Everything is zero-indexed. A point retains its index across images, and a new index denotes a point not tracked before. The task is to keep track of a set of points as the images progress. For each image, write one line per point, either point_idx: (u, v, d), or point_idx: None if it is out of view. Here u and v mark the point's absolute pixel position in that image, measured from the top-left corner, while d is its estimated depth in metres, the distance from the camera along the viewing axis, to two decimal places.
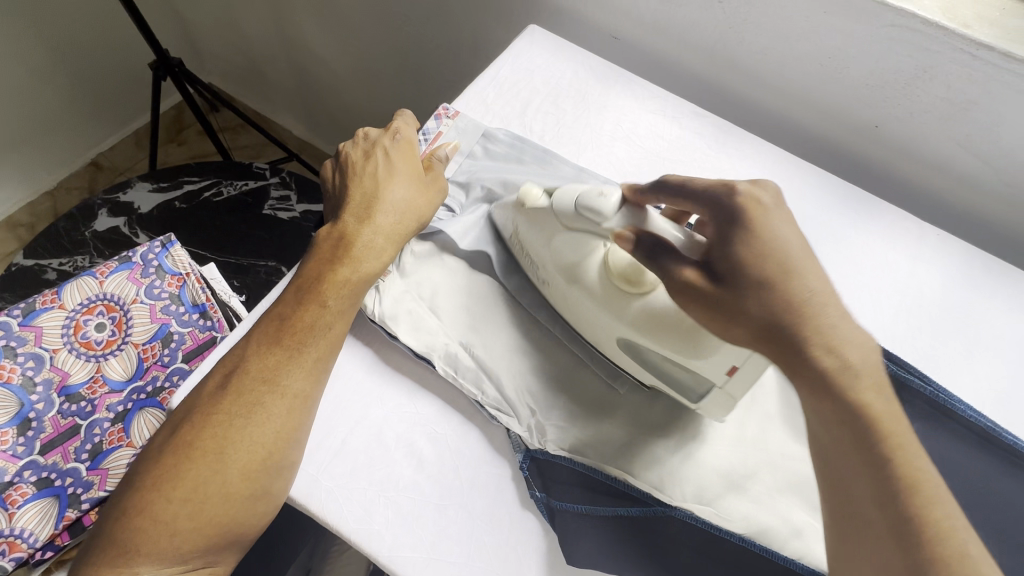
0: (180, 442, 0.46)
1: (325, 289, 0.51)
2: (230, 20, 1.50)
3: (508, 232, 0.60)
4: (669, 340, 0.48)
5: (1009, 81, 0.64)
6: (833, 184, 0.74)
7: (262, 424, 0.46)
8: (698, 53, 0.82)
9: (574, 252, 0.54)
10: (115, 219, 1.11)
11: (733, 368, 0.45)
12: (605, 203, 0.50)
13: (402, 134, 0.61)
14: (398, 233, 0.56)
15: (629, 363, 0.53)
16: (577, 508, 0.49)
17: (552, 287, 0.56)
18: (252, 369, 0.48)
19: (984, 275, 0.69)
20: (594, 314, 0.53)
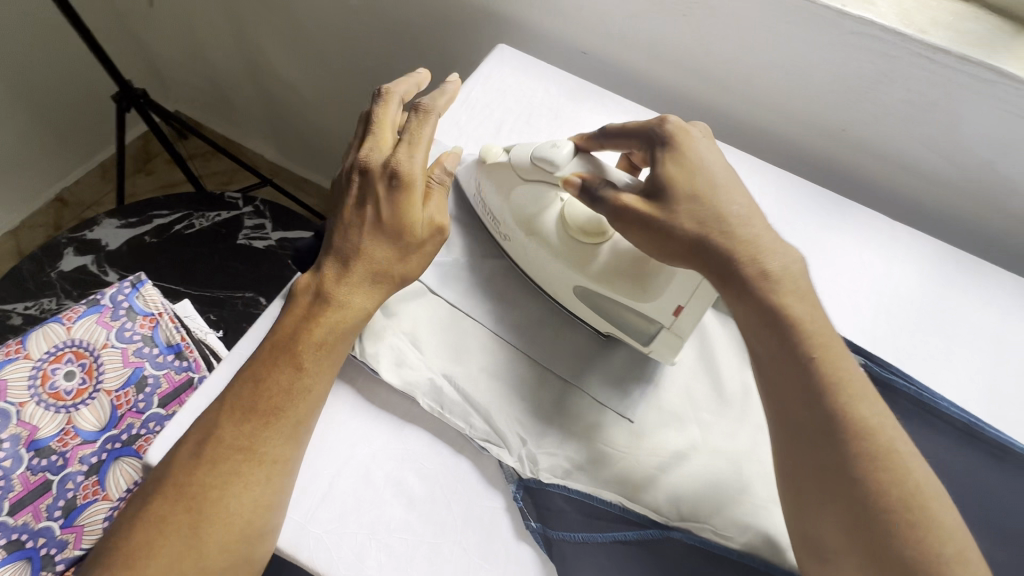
0: (152, 516, 0.44)
1: (303, 351, 0.49)
2: (195, 48, 1.48)
3: (474, 188, 0.64)
4: (622, 286, 0.53)
5: (965, 82, 0.66)
6: (806, 189, 0.75)
7: (240, 493, 0.44)
8: (666, 65, 0.83)
9: (533, 203, 0.59)
10: (82, 257, 1.07)
11: (679, 307, 0.51)
12: (557, 153, 0.54)
13: (402, 175, 0.52)
14: (377, 293, 0.52)
15: (585, 313, 0.58)
16: (574, 537, 0.48)
17: (513, 240, 0.60)
18: (227, 438, 0.46)
19: (955, 271, 0.70)
20: (552, 265, 0.57)
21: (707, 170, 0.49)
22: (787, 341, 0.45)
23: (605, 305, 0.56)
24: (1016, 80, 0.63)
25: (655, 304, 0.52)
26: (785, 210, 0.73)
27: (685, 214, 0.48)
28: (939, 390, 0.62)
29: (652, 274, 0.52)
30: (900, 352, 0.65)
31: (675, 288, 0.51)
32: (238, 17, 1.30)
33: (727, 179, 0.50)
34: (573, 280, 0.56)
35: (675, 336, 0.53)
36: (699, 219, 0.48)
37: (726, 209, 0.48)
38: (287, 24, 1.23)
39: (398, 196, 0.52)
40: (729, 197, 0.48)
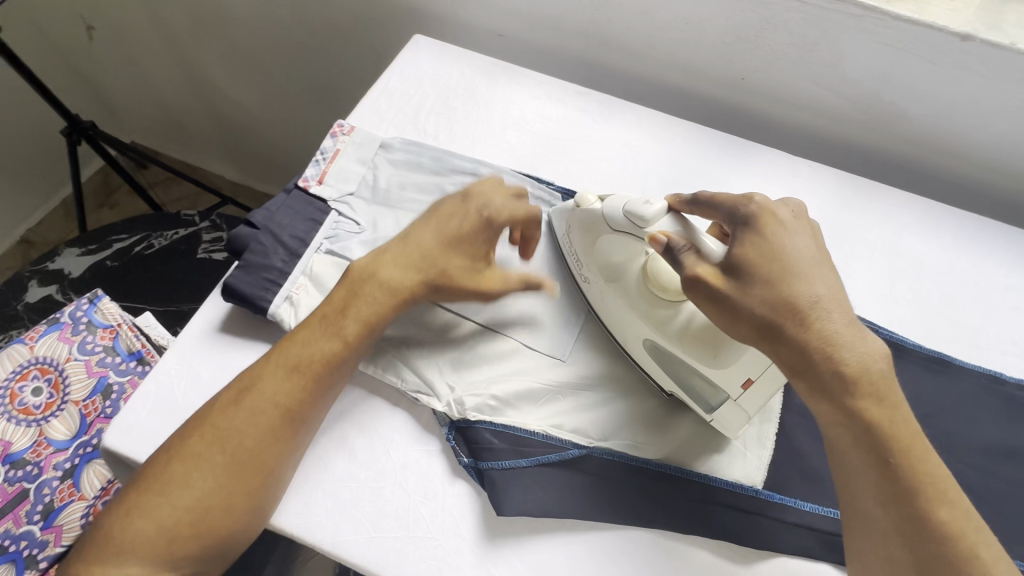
0: (186, 452, 0.48)
1: (345, 322, 0.53)
2: (141, 77, 1.51)
3: (561, 229, 0.64)
4: (692, 346, 0.53)
5: (837, 19, 0.71)
6: (714, 136, 0.80)
7: (269, 446, 0.49)
8: (575, 37, 0.88)
9: (620, 255, 0.59)
10: (47, 288, 1.10)
11: (749, 381, 0.51)
12: (649, 211, 0.55)
13: (491, 214, 0.58)
14: (420, 289, 0.55)
15: (652, 367, 0.57)
16: (501, 465, 0.52)
17: (593, 285, 0.61)
18: (266, 391, 0.50)
19: (853, 196, 0.76)
20: (625, 314, 0.57)
21: (790, 259, 0.49)
22: (869, 434, 0.46)
23: (668, 365, 0.55)
24: (880, 12, 0.69)
25: (727, 374, 0.51)
26: (695, 157, 0.78)
27: (758, 297, 0.48)
28: None
29: (724, 341, 0.51)
30: None
31: (747, 361, 0.50)
32: (178, 40, 1.33)
33: (809, 269, 0.49)
34: (644, 333, 0.56)
35: (738, 409, 0.53)
36: (772, 303, 0.47)
37: (806, 298, 0.47)
38: (224, 43, 1.27)
39: (479, 226, 0.57)
40: (811, 283, 0.48)
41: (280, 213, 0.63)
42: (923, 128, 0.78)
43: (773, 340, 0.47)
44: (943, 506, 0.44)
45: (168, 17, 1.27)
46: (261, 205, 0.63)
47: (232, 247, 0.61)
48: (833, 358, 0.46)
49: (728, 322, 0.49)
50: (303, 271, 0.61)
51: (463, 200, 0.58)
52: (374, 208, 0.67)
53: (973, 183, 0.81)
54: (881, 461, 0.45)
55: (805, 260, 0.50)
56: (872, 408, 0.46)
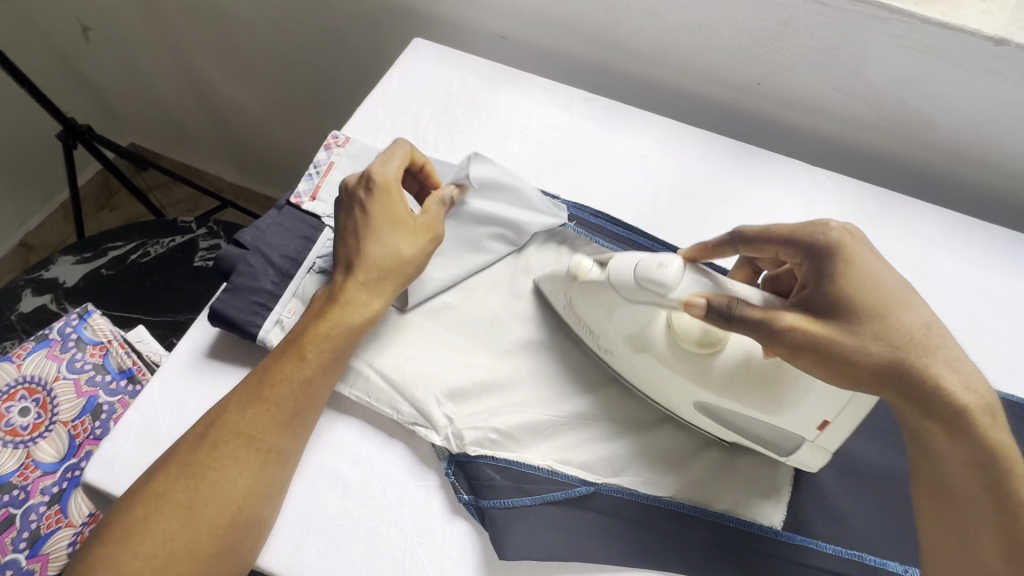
0: (151, 492, 0.46)
1: (305, 343, 0.51)
2: (138, 78, 1.48)
3: (562, 305, 0.58)
4: (756, 401, 0.48)
5: (860, 22, 0.67)
6: (727, 145, 0.76)
7: (235, 478, 0.47)
8: (582, 39, 0.84)
9: (633, 322, 0.53)
10: (41, 297, 1.08)
11: (825, 422, 0.46)
12: (666, 274, 0.47)
13: (377, 180, 0.55)
14: (382, 291, 0.54)
15: (710, 424, 0.52)
16: (504, 504, 0.49)
17: (617, 355, 0.55)
18: (229, 422, 0.48)
19: (876, 208, 0.72)
20: (668, 380, 0.52)
21: (882, 286, 0.45)
22: (995, 468, 0.42)
23: (731, 419, 0.51)
24: (908, 14, 0.65)
25: (796, 417, 0.47)
26: (708, 167, 0.74)
27: (870, 335, 0.44)
28: None
29: (790, 383, 0.47)
30: None
31: (818, 400, 0.46)
32: (175, 41, 1.30)
33: (901, 294, 0.45)
34: (695, 395, 0.51)
35: (818, 448, 0.49)
36: (887, 341, 0.43)
37: (915, 328, 0.44)
38: (222, 44, 1.24)
39: (380, 199, 0.54)
40: (912, 310, 0.45)
41: (270, 231, 0.59)
42: (951, 137, 0.73)
43: (892, 378, 0.43)
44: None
45: (164, 17, 1.24)
46: (250, 223, 0.60)
47: (221, 268, 0.58)
48: (962, 386, 0.43)
49: (839, 372, 0.44)
50: (294, 292, 0.58)
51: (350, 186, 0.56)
52: None
53: (1001, 193, 0.77)
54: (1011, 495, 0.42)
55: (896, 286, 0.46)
56: (992, 435, 0.42)
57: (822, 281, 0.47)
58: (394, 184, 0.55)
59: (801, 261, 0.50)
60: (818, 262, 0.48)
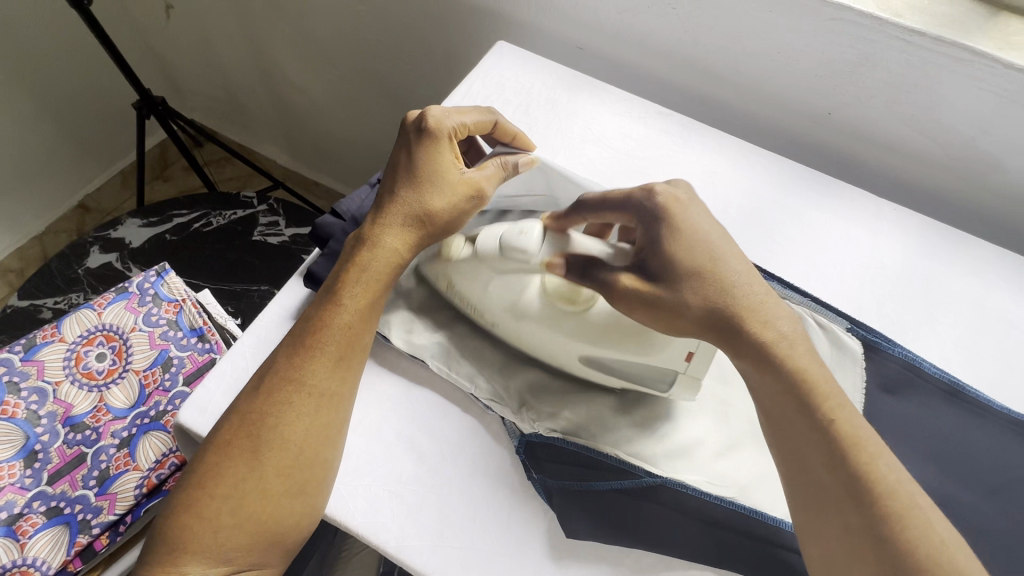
0: (219, 442, 0.49)
1: (341, 290, 0.53)
2: (210, 58, 1.54)
3: (442, 284, 0.60)
4: (627, 340, 0.52)
5: (942, 63, 0.69)
6: (796, 169, 0.78)
7: (292, 421, 0.48)
8: (659, 56, 0.87)
9: (508, 293, 0.56)
10: (108, 255, 1.13)
11: (691, 353, 0.51)
12: (527, 240, 0.53)
13: (429, 124, 0.56)
14: (410, 236, 0.55)
15: (595, 374, 0.56)
16: (572, 485, 0.52)
17: (501, 327, 0.57)
18: (278, 370, 0.50)
19: (939, 243, 0.73)
20: (550, 341, 0.55)
21: (705, 242, 0.50)
22: (799, 415, 0.45)
23: (609, 364, 0.54)
24: (992, 58, 0.66)
25: (664, 355, 0.51)
26: (775, 189, 0.76)
27: (691, 292, 0.48)
28: (923, 355, 0.65)
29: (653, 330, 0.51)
30: (885, 319, 0.68)
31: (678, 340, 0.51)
32: (253, 26, 1.36)
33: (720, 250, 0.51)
34: (574, 347, 0.54)
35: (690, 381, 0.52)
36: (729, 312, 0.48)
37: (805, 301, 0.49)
38: (297, 32, 1.29)
39: (430, 145, 0.56)
40: (726, 266, 0.50)
41: (364, 204, 0.63)
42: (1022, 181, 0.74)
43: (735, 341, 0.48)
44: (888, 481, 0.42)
45: (246, 2, 1.30)
46: (345, 196, 0.64)
47: (317, 235, 0.62)
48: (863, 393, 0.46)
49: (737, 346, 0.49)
50: None
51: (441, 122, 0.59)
52: None
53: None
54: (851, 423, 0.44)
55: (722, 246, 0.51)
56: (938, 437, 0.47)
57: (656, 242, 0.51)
58: (447, 131, 0.57)
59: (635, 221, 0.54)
60: (649, 223, 0.52)
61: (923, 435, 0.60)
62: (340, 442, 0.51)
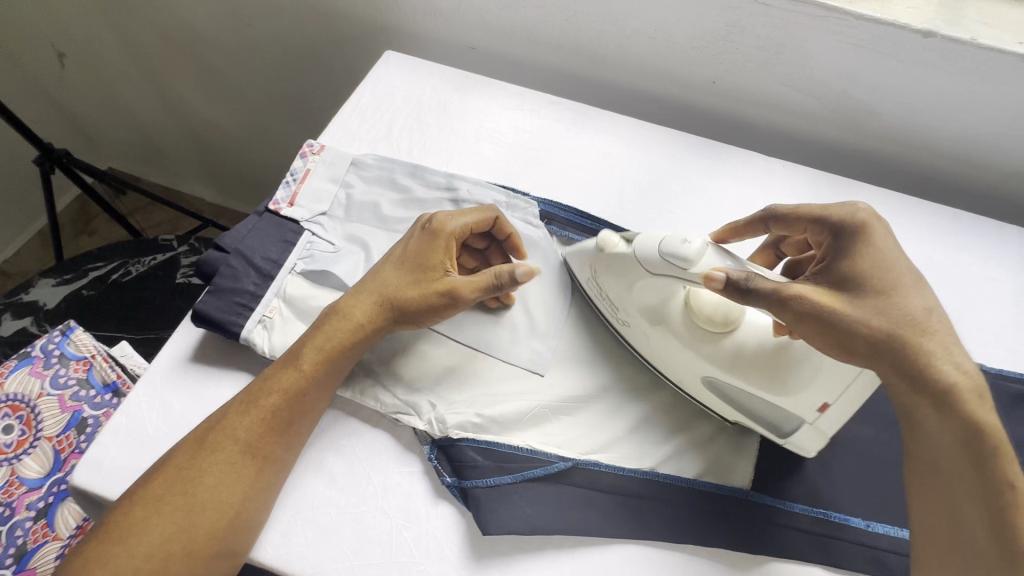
0: (146, 496, 0.47)
1: (303, 353, 0.53)
2: (115, 102, 1.49)
3: (587, 274, 0.61)
4: (758, 377, 0.51)
5: (802, 20, 0.72)
6: (688, 139, 0.80)
7: (234, 484, 0.48)
8: (546, 47, 0.88)
9: (655, 295, 0.56)
10: (21, 320, 1.07)
11: (825, 406, 0.50)
12: (689, 249, 0.51)
13: (433, 220, 0.57)
14: (377, 316, 0.55)
15: (711, 401, 0.56)
16: (485, 482, 0.52)
17: (633, 327, 0.58)
18: (228, 429, 0.50)
19: (828, 194, 0.76)
20: (680, 355, 0.55)
21: (895, 268, 0.50)
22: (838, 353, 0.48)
23: (731, 396, 0.54)
24: (843, 12, 0.70)
25: (800, 400, 0.50)
26: (669, 161, 0.78)
27: (871, 309, 0.49)
28: None
29: (799, 368, 0.50)
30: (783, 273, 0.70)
31: (823, 384, 0.49)
32: (151, 65, 1.32)
33: (915, 280, 0.50)
34: (701, 370, 0.54)
35: (817, 431, 0.52)
36: (888, 315, 0.48)
37: (916, 311, 0.49)
38: (197, 65, 1.26)
39: (427, 241, 0.57)
40: (917, 296, 0.49)
41: (250, 234, 0.62)
42: (895, 123, 0.78)
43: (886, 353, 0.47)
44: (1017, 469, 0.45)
45: (139, 41, 1.26)
46: (231, 227, 0.62)
47: (203, 271, 0.60)
48: (950, 364, 0.47)
49: (838, 342, 0.48)
50: (278, 294, 0.60)
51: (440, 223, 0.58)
52: (347, 223, 0.66)
53: (957, 178, 0.82)
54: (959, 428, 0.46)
55: (874, 274, 0.50)
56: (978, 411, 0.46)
57: (841, 261, 0.52)
58: (446, 232, 0.57)
59: (825, 240, 0.55)
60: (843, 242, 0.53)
61: None
62: (274, 501, 0.51)
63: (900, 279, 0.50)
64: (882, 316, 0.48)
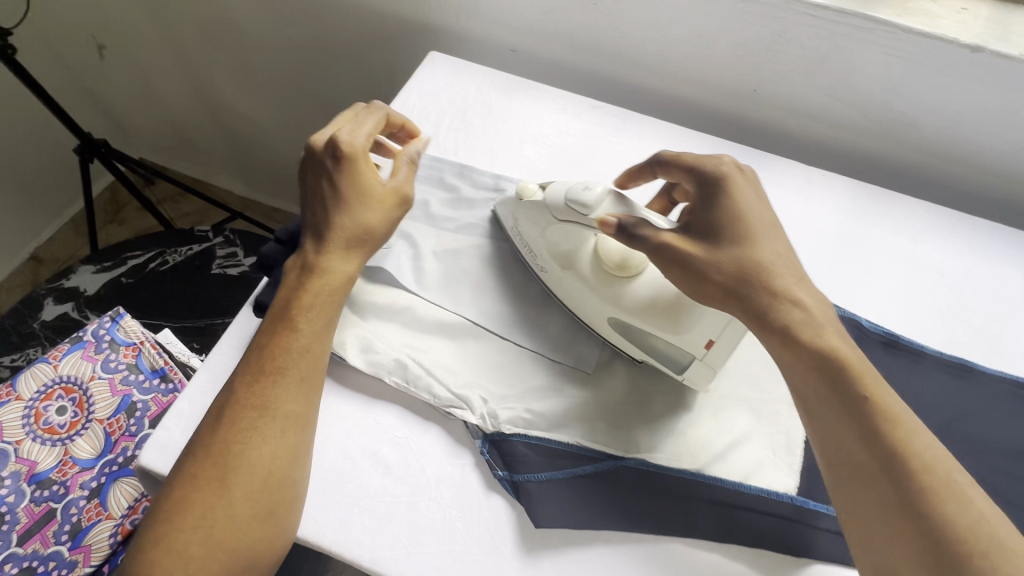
0: (185, 474, 0.49)
1: (294, 313, 0.54)
2: (152, 94, 1.52)
3: (510, 223, 0.67)
4: (652, 316, 0.56)
5: (849, 32, 0.73)
6: (728, 147, 0.81)
7: (260, 446, 0.49)
8: (588, 51, 0.89)
9: (568, 243, 0.63)
10: (63, 305, 1.10)
11: (711, 341, 0.53)
12: (590, 196, 0.57)
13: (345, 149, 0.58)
14: (357, 258, 0.57)
15: (617, 340, 0.60)
16: (537, 477, 0.53)
17: (550, 273, 0.64)
18: (242, 400, 0.51)
19: (867, 204, 0.77)
20: (586, 296, 0.60)
21: (749, 219, 0.53)
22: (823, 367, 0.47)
23: (635, 334, 0.58)
24: (891, 25, 0.70)
25: (688, 337, 0.54)
26: None
27: (727, 257, 0.51)
28: (860, 312, 0.68)
29: (686, 310, 0.54)
30: (824, 281, 0.71)
31: (706, 323, 0.53)
32: (190, 59, 1.34)
33: (766, 229, 0.53)
34: (605, 311, 0.59)
35: (707, 366, 0.55)
36: (739, 261, 0.51)
37: (764, 259, 0.51)
38: (236, 60, 1.28)
39: (347, 165, 0.58)
40: (768, 246, 0.52)
41: None
42: (937, 136, 0.79)
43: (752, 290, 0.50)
44: (916, 437, 0.45)
45: (180, 36, 1.28)
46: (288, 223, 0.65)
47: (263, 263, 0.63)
48: (792, 304, 0.50)
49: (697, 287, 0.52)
50: None
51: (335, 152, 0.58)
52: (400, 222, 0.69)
53: (997, 193, 0.82)
54: (849, 410, 0.46)
55: (733, 222, 0.53)
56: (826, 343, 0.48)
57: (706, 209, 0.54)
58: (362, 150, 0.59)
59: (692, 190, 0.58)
60: (704, 193, 0.55)
61: None
62: (307, 460, 0.52)
63: (753, 227, 0.52)
64: (734, 261, 0.51)
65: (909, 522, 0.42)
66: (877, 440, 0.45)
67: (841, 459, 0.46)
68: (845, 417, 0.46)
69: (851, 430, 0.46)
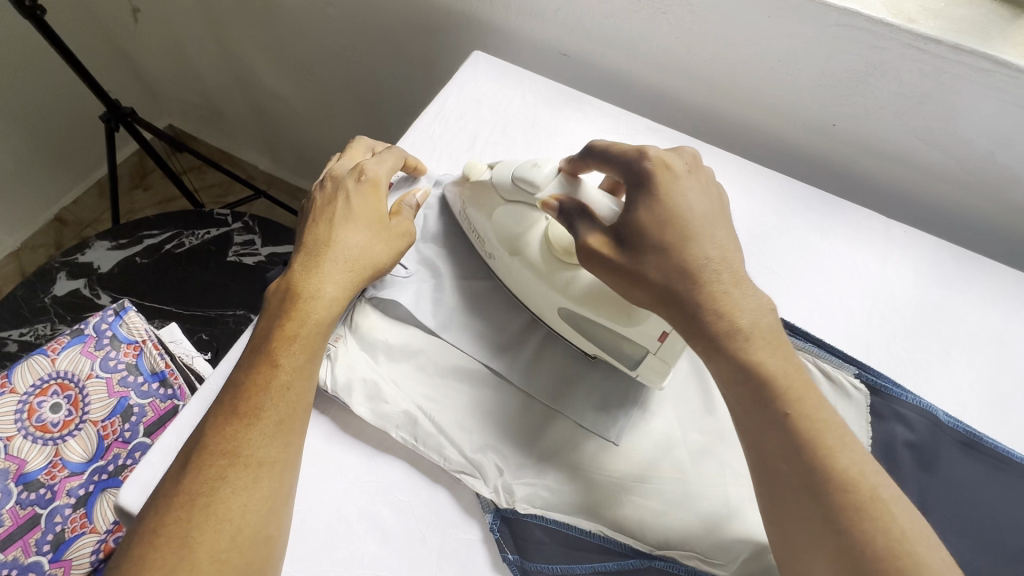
0: (145, 532, 0.41)
1: (276, 347, 0.48)
2: (184, 63, 1.47)
3: (458, 205, 0.62)
4: (605, 309, 0.51)
5: (959, 72, 0.62)
6: (798, 189, 0.72)
7: (230, 498, 0.41)
8: (649, 63, 0.80)
9: (516, 225, 0.56)
10: (75, 281, 1.07)
11: (664, 333, 0.48)
12: (537, 173, 0.52)
13: (369, 173, 0.58)
14: (350, 287, 0.53)
15: (571, 333, 0.56)
16: (552, 568, 0.48)
17: (498, 258, 0.59)
18: (211, 445, 0.44)
19: (953, 270, 0.67)
20: (536, 286, 0.55)
21: (688, 216, 0.46)
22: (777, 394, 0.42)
23: (588, 327, 0.54)
24: (1015, 68, 0.60)
25: (640, 331, 0.49)
26: (773, 212, 0.70)
27: (654, 265, 0.45)
28: (937, 402, 0.59)
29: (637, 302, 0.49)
30: (895, 359, 0.62)
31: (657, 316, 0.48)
32: (223, 30, 1.28)
33: (705, 223, 0.46)
34: (557, 302, 0.54)
35: (662, 362, 0.50)
36: (667, 270, 0.45)
37: (698, 258, 0.45)
38: (268, 36, 1.22)
39: (362, 191, 0.57)
40: (703, 244, 0.45)
41: None
42: None
43: (677, 309, 0.45)
44: (843, 453, 0.39)
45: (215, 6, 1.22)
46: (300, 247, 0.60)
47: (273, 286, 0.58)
48: (718, 313, 0.44)
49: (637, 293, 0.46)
50: (346, 324, 0.58)
51: (354, 178, 0.58)
52: (423, 247, 0.63)
53: None
54: (773, 420, 0.41)
55: (659, 225, 0.46)
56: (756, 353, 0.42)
57: (630, 212, 0.47)
58: (380, 180, 0.58)
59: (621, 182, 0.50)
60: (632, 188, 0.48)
61: (948, 495, 0.53)
62: (287, 515, 0.44)
63: (690, 226, 0.46)
64: (664, 270, 0.45)
65: (828, 546, 0.37)
66: (806, 458, 0.39)
67: (761, 473, 0.41)
68: (768, 426, 0.41)
69: (774, 440, 0.41)
